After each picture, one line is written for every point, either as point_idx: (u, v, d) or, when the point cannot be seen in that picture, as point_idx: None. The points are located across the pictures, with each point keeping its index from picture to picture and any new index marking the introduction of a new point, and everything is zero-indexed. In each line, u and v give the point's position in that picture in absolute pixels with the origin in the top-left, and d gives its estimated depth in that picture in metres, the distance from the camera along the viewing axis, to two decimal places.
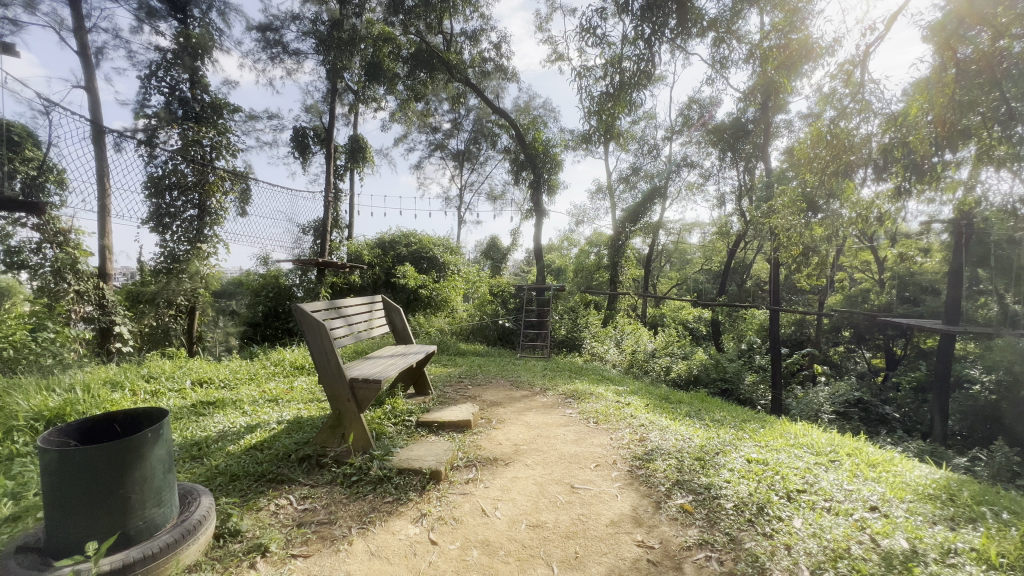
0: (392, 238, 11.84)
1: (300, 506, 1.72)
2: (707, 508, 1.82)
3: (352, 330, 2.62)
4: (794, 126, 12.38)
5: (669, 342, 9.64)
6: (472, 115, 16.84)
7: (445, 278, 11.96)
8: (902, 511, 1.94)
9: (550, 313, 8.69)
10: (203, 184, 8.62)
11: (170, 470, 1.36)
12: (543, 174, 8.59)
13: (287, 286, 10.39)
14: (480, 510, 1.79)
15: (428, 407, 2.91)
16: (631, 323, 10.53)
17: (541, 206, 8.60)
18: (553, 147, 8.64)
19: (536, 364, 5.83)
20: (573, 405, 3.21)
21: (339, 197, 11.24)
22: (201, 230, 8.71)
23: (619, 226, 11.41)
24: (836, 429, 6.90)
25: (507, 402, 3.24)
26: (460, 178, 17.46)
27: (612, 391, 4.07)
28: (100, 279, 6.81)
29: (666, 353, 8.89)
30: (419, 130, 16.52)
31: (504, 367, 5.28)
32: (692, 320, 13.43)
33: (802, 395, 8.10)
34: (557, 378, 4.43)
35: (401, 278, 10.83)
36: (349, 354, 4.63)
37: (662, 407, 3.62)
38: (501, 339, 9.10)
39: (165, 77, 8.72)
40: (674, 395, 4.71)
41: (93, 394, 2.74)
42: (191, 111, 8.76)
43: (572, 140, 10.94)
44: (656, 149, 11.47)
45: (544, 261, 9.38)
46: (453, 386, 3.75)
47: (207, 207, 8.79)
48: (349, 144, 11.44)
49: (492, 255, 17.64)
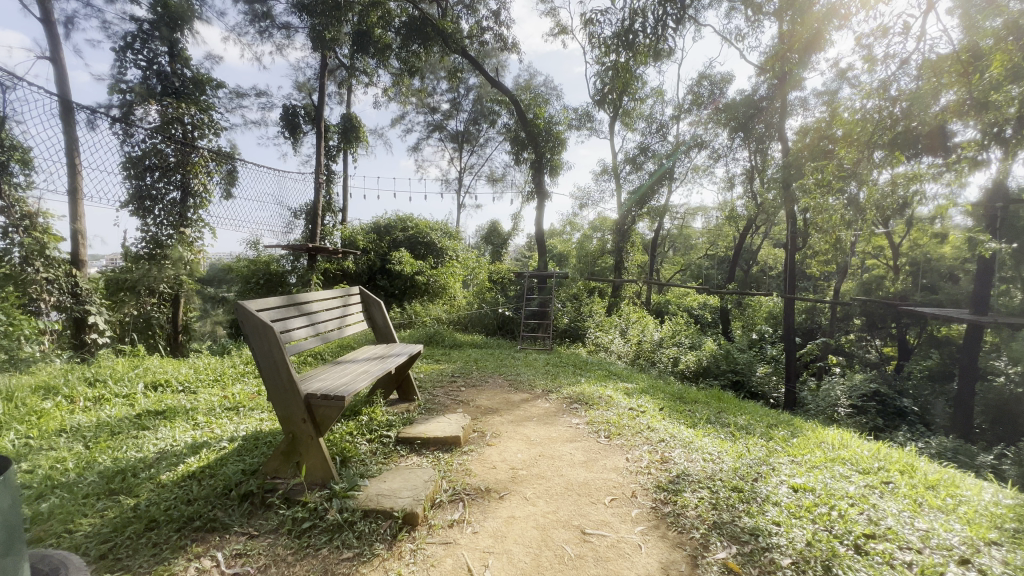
0: (387, 223, 11.39)
1: (229, 569, 1.32)
2: (758, 568, 1.42)
3: (319, 331, 2.20)
4: (808, 104, 11.79)
5: (676, 332, 9.25)
6: (471, 94, 16.23)
7: (442, 264, 11.56)
8: (1002, 566, 1.53)
9: (553, 301, 8.27)
10: (184, 164, 8.16)
11: (7, 554, 0.94)
12: (547, 154, 8.07)
13: (279, 273, 10.02)
14: (466, 570, 1.39)
15: (412, 418, 2.50)
16: (636, 311, 10.13)
17: (544, 188, 8.10)
18: (557, 125, 8.10)
19: (538, 357, 5.43)
20: (581, 412, 2.80)
21: (331, 180, 10.74)
22: (185, 213, 8.30)
23: (625, 210, 10.92)
24: (853, 424, 6.53)
25: (504, 410, 2.83)
26: (460, 160, 16.92)
27: (621, 392, 3.67)
28: (73, 266, 6.36)
29: (673, 342, 8.47)
30: (417, 110, 15.92)
31: (504, 361, 4.87)
32: (697, 308, 13.02)
33: (817, 388, 7.72)
34: (561, 376, 4.02)
35: (397, 264, 10.42)
36: (332, 351, 4.23)
37: (678, 412, 3.23)
38: (501, 329, 8.71)
39: (142, 50, 8.14)
40: (690, 395, 4.30)
41: (16, 406, 2.33)
42: (170, 86, 8.21)
43: (576, 118, 10.39)
44: (665, 127, 10.89)
45: (546, 248, 8.76)
46: (444, 387, 3.36)
47: (191, 189, 8.36)
48: (341, 123, 10.91)
49: (492, 240, 17.18)
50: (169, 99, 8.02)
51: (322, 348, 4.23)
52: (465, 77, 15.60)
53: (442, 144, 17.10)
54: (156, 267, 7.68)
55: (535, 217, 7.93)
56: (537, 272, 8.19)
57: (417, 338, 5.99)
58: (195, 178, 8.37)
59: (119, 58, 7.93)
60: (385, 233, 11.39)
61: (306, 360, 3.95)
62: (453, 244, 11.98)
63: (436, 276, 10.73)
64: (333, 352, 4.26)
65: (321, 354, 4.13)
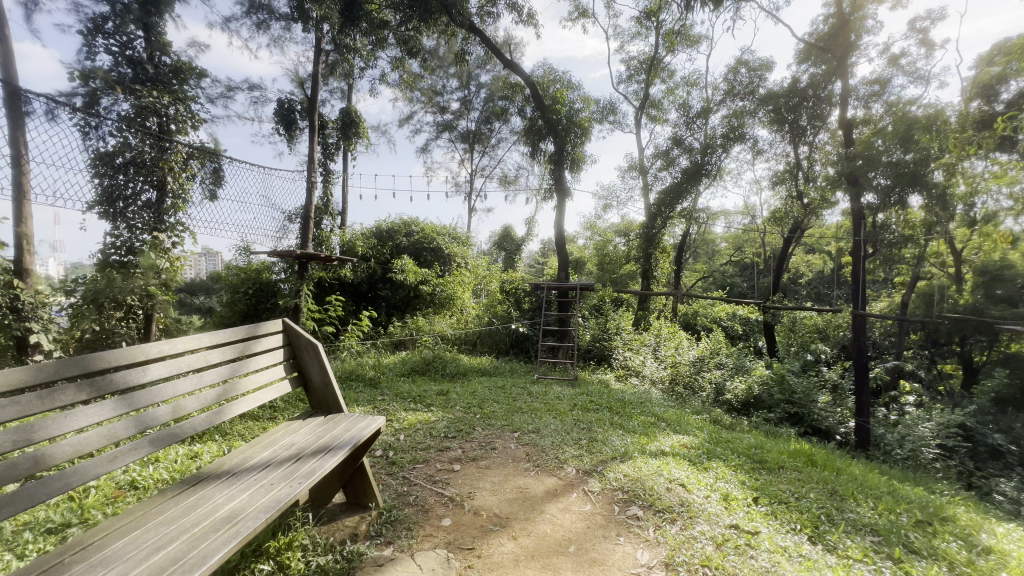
0: (390, 227, 10.47)
1: None
2: None
3: (157, 421, 1.10)
4: (858, 92, 10.54)
5: (716, 351, 8.06)
6: (482, 91, 15.29)
7: (450, 272, 10.61)
8: None
9: (574, 316, 7.15)
10: (160, 160, 7.27)
11: None
12: (568, 144, 6.97)
13: (270, 281, 9.16)
14: None
15: (356, 560, 1.43)
16: (668, 326, 8.95)
17: (565, 184, 7.01)
18: (580, 112, 6.99)
19: (561, 394, 4.27)
20: (648, 532, 1.70)
21: (328, 179, 9.79)
22: (160, 215, 7.38)
23: (655, 212, 9.79)
24: (946, 472, 5.29)
25: (518, 525, 1.73)
26: (471, 162, 15.99)
27: (686, 465, 2.56)
28: (15, 276, 5.38)
29: (713, 366, 7.30)
30: (426, 108, 15.03)
31: (517, 402, 3.74)
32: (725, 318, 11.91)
33: (891, 420, 6.48)
34: (597, 435, 2.89)
35: (400, 272, 9.47)
36: (284, 399, 3.17)
37: (790, 513, 2.10)
38: (514, 347, 7.60)
39: (114, 34, 7.28)
40: (773, 458, 3.11)
41: None
42: (145, 73, 7.33)
43: (600, 110, 9.32)
44: (699, 118, 9.72)
45: (566, 254, 7.63)
46: (429, 463, 2.28)
47: (167, 188, 7.46)
48: (340, 117, 10.00)
49: (505, 246, 16.11)
50: (141, 86, 7.13)
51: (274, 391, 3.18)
52: (475, 73, 14.64)
53: (452, 144, 16.16)
54: (123, 276, 6.73)
55: (554, 217, 6.81)
56: (555, 282, 7.07)
57: (411, 363, 4.95)
58: (171, 175, 7.46)
59: (87, 41, 7.08)
60: (388, 237, 10.46)
61: (243, 415, 2.89)
62: (461, 251, 10.96)
63: (442, 285, 9.70)
64: (287, 400, 3.19)
65: (270, 401, 3.07)
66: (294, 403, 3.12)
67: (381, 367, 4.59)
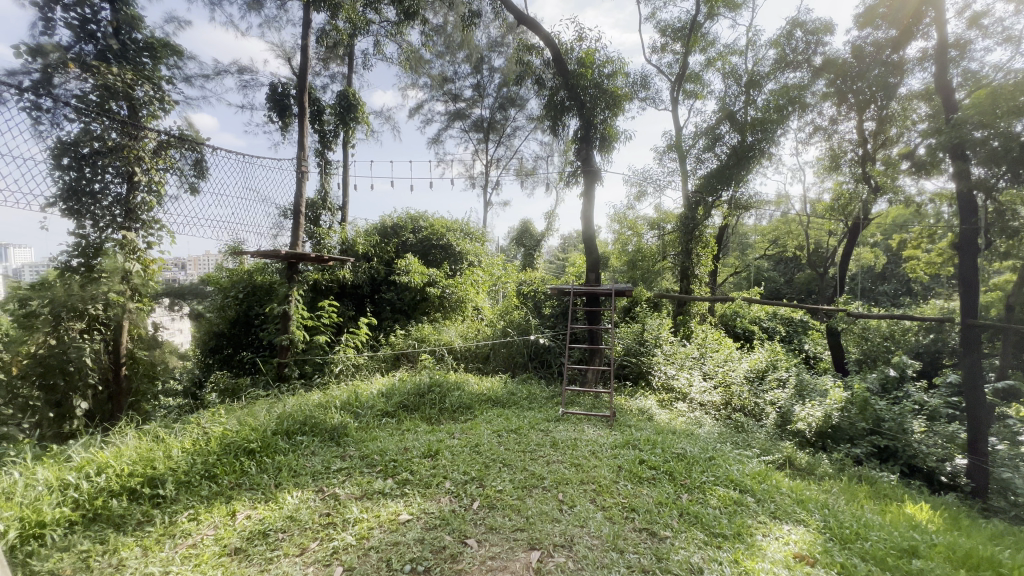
0: (395, 223, 9.47)
1: None
2: None
3: None
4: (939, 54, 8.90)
5: (775, 364, 6.79)
6: (497, 75, 14.13)
7: (461, 271, 9.57)
8: None
9: (607, 326, 5.98)
10: (126, 148, 6.13)
11: None
12: (596, 118, 5.74)
13: (264, 284, 8.33)
14: None
15: None
16: (713, 334, 7.70)
17: (594, 166, 5.79)
18: (613, 78, 5.74)
19: (598, 445, 3.09)
20: None
21: (326, 170, 8.82)
22: (132, 213, 6.30)
23: (695, 201, 8.53)
24: None
25: None
26: (486, 153, 14.89)
27: None
28: None
29: (775, 384, 6.05)
30: (437, 95, 13.97)
31: (534, 468, 2.60)
32: (766, 319, 10.67)
33: (1008, 455, 5.15)
34: (672, 560, 1.74)
35: (404, 273, 8.43)
36: (179, 476, 2.08)
37: None
38: (534, 361, 6.46)
39: (77, 8, 6.41)
40: None
41: None
42: (110, 49, 6.37)
43: (630, 85, 8.06)
44: (746, 92, 8.41)
45: (596, 251, 6.43)
46: None
47: (136, 181, 6.33)
48: (338, 101, 9.00)
49: (524, 242, 14.98)
50: (101, 63, 6.15)
51: (163, 466, 2.09)
52: (488, 55, 13.48)
53: (466, 134, 15.06)
54: (83, 281, 5.68)
55: (581, 207, 5.62)
56: (582, 286, 5.91)
57: (402, 393, 3.90)
58: (141, 166, 6.35)
59: (41, 14, 6.17)
60: (392, 234, 9.47)
61: (92, 520, 1.82)
62: (474, 248, 9.89)
63: (452, 286, 8.64)
64: (187, 480, 2.08)
65: (154, 487, 2.00)
66: (189, 488, 2.05)
67: (357, 403, 3.47)
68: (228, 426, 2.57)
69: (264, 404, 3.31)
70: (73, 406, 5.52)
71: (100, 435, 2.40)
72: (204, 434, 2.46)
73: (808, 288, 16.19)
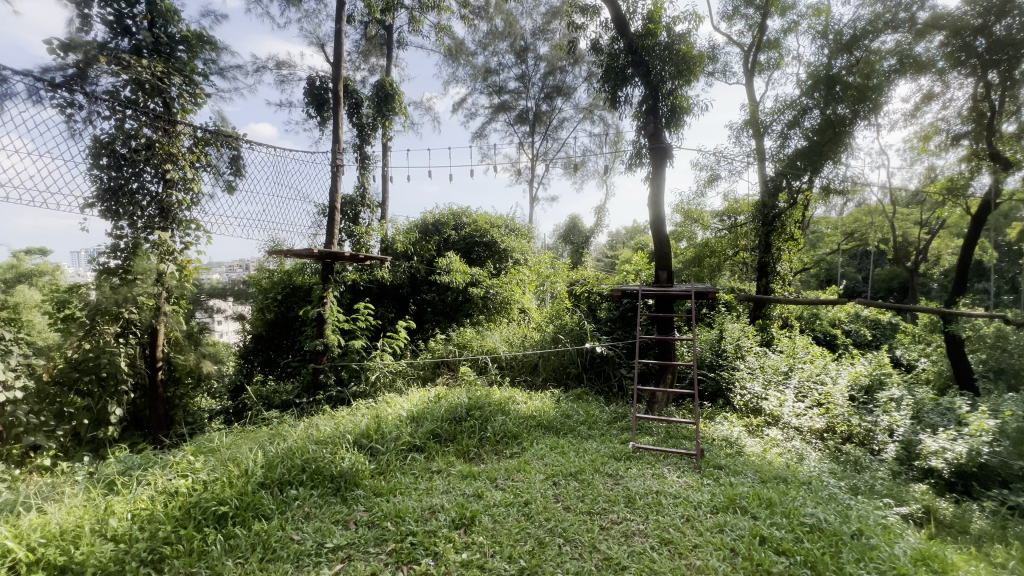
0: (436, 219, 8.92)
1: None
2: None
3: None
4: None
5: (883, 380, 5.61)
6: (543, 63, 13.31)
7: (506, 270, 8.90)
8: None
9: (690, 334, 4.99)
10: (160, 143, 5.59)
11: None
12: (664, 87, 4.85)
13: (304, 285, 8.01)
14: None
15: None
16: (800, 341, 6.56)
17: (663, 144, 4.90)
18: (686, 37, 4.82)
19: (691, 504, 2.27)
20: None
21: (364, 165, 8.38)
22: (168, 213, 5.75)
23: (774, 186, 7.44)
24: None
25: None
26: (531, 146, 14.16)
27: None
28: None
29: (890, 405, 4.92)
30: (481, 88, 13.36)
31: (605, 548, 1.87)
32: (848, 322, 9.37)
33: None
34: None
35: (445, 272, 7.86)
36: (105, 564, 1.71)
37: None
38: (590, 372, 5.63)
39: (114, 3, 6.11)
40: None
41: None
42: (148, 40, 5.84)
43: None
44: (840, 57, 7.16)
45: (664, 244, 5.49)
46: None
47: (172, 180, 5.77)
48: (376, 91, 8.51)
49: (571, 239, 14.14)
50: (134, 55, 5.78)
51: (85, 550, 1.73)
52: (532, 43, 12.70)
53: (510, 127, 14.37)
54: (117, 284, 5.21)
55: (648, 192, 4.76)
56: (650, 287, 5.02)
57: (435, 416, 3.22)
58: (176, 163, 5.81)
59: (78, 10, 5.98)
60: (433, 231, 8.91)
61: None
62: (520, 245, 9.19)
63: (497, 286, 7.97)
64: (117, 565, 1.72)
65: None
66: None
67: (378, 434, 2.83)
68: (204, 475, 2.23)
69: (274, 430, 2.88)
70: (108, 413, 4.99)
71: (47, 506, 1.95)
72: (168, 486, 2.15)
73: (894, 287, 14.32)
